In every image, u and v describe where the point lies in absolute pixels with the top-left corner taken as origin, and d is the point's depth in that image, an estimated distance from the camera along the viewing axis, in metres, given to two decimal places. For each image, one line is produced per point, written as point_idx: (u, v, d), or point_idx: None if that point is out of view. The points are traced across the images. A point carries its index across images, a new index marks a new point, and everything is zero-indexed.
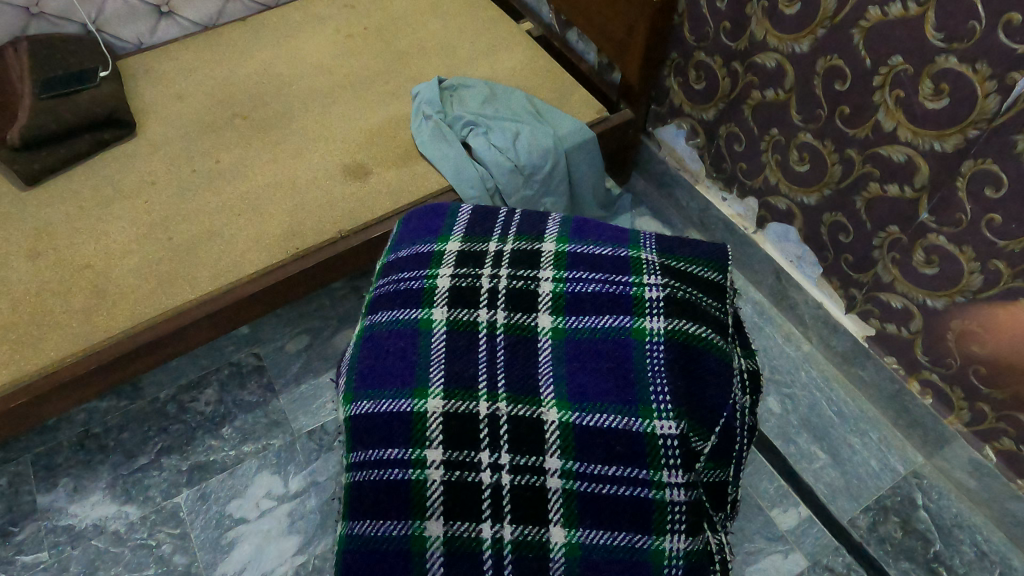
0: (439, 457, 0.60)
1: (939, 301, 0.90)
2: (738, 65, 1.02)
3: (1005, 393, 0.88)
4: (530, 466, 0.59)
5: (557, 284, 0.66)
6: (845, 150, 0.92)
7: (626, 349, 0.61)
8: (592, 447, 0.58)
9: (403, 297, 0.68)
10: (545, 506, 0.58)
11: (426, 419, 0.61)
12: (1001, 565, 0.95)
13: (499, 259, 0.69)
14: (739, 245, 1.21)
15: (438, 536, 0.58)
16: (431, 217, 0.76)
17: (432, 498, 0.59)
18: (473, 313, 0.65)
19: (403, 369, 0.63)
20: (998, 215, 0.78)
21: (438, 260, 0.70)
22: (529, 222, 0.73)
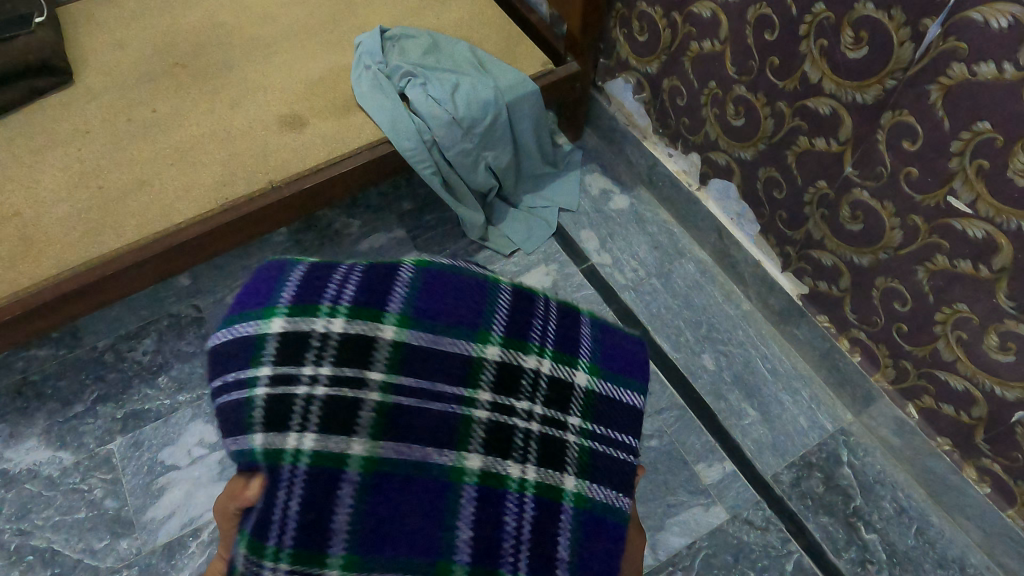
0: (336, 330, 0.49)
1: (864, 258, 0.90)
2: (677, 15, 1.00)
3: (926, 351, 0.88)
4: (307, 418, 0.47)
5: (529, 485, 0.51)
6: (776, 103, 0.91)
7: (422, 557, 0.47)
8: (317, 481, 0.46)
9: (525, 319, 0.54)
10: (279, 431, 0.47)
11: (373, 322, 0.49)
12: (919, 521, 0.96)
13: (547, 420, 0.53)
14: (684, 203, 1.20)
15: (273, 328, 0.48)
16: (622, 360, 0.58)
17: (304, 325, 0.49)
18: (485, 375, 0.52)
19: (435, 311, 0.51)
20: (915, 168, 0.77)
21: (556, 355, 0.55)
22: (611, 478, 0.54)
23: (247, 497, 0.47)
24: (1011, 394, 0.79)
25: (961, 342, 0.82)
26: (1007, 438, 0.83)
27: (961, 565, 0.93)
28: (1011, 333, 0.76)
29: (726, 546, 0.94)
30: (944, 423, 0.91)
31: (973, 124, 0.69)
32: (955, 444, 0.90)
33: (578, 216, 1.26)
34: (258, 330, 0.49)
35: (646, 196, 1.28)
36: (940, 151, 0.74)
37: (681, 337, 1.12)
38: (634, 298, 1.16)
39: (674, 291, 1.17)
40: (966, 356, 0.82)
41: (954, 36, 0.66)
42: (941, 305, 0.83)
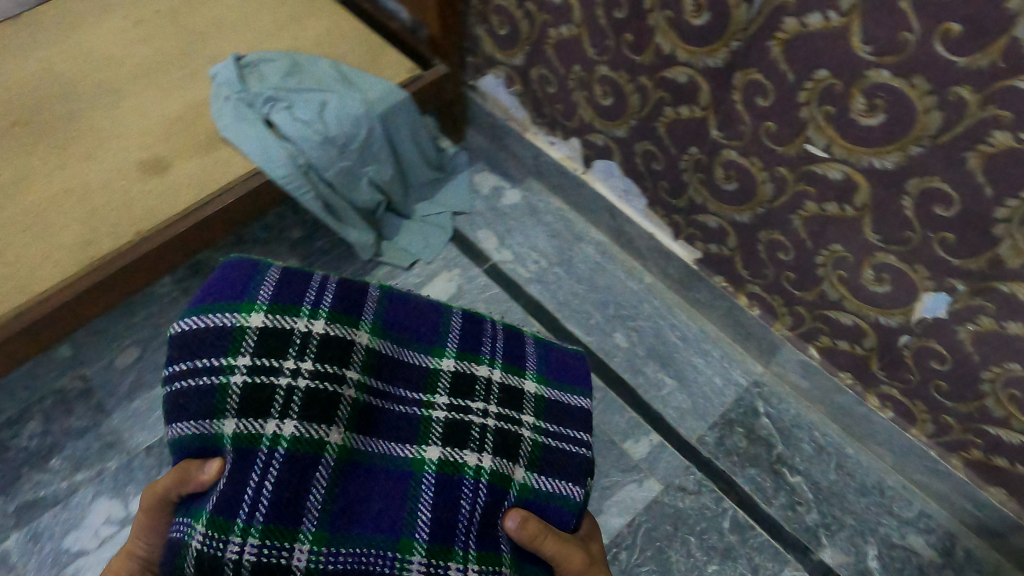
0: (317, 329, 0.57)
1: (744, 214, 0.93)
2: (530, 5, 1.00)
3: (814, 293, 0.91)
4: (278, 406, 0.53)
5: (484, 472, 0.59)
6: (637, 79, 0.92)
7: (386, 534, 0.54)
8: (291, 467, 0.52)
9: (474, 338, 0.66)
10: (263, 414, 0.53)
11: (349, 327, 0.58)
12: (838, 455, 1.00)
13: (503, 417, 0.63)
14: (573, 188, 1.21)
15: (253, 327, 0.55)
16: (567, 373, 0.71)
17: (288, 322, 0.56)
18: (444, 380, 0.63)
19: (400, 327, 0.63)
20: (772, 122, 0.80)
21: (505, 367, 0.67)
22: (563, 469, 0.63)
23: (205, 479, 0.52)
24: (894, 321, 0.84)
25: (843, 280, 0.86)
26: (899, 362, 0.87)
27: (881, 488, 0.98)
28: (883, 264, 0.80)
29: (665, 516, 0.95)
30: (843, 358, 0.95)
31: (814, 73, 0.72)
32: (856, 376, 0.95)
33: (473, 217, 1.25)
34: (236, 322, 0.55)
35: (537, 188, 1.28)
36: (790, 102, 0.76)
37: (592, 320, 1.13)
38: (540, 290, 1.16)
39: (578, 275, 1.17)
40: (850, 292, 0.86)
41: None
42: (819, 249, 0.86)
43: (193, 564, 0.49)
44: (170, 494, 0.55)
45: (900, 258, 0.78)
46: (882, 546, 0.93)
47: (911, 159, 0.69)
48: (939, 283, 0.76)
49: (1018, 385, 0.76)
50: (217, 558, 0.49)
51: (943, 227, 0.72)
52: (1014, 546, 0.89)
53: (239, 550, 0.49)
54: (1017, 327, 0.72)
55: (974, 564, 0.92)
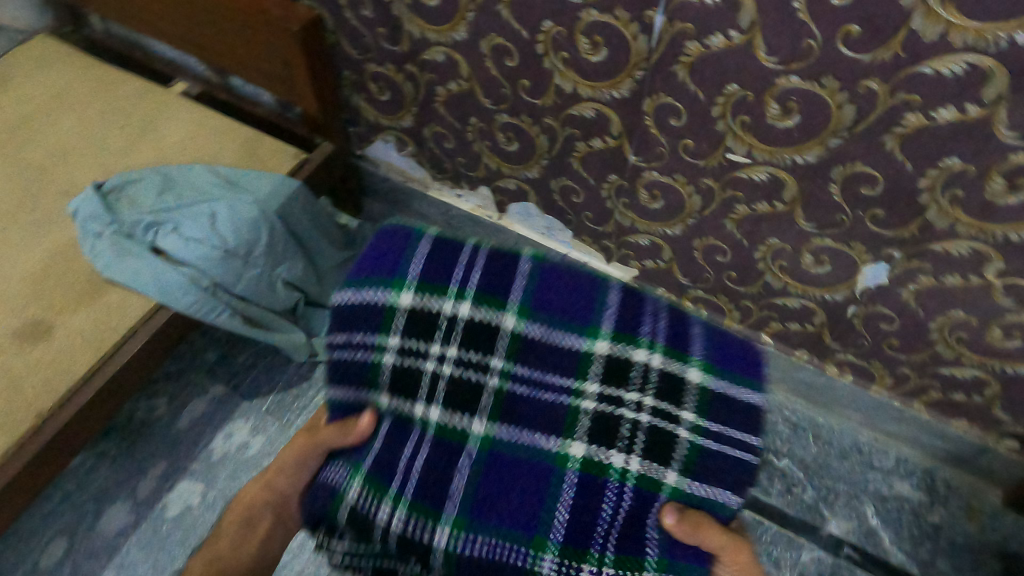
0: (466, 311, 0.62)
1: (675, 228, 0.94)
2: (411, 67, 0.97)
3: (757, 286, 0.94)
4: (422, 381, 0.62)
5: (630, 476, 0.60)
6: (542, 120, 0.91)
7: (520, 531, 0.58)
8: (439, 449, 0.61)
9: (632, 317, 0.63)
10: (416, 388, 0.62)
11: (495, 310, 0.62)
12: (811, 426, 1.05)
13: (660, 413, 0.61)
14: (490, 235, 1.18)
15: (404, 308, 0.62)
16: (739, 359, 0.64)
17: (437, 305, 0.62)
18: (594, 368, 0.62)
19: (550, 307, 0.63)
20: (690, 139, 0.81)
21: (665, 351, 0.63)
22: (722, 476, 0.60)
23: (362, 431, 0.62)
24: (839, 296, 0.88)
25: (784, 269, 0.90)
26: (850, 330, 0.92)
27: (857, 447, 1.03)
28: (820, 248, 0.83)
29: None
30: (796, 337, 0.99)
31: (724, 88, 0.73)
32: (811, 351, 0.99)
33: None
34: (386, 299, 0.62)
35: None
36: (704, 119, 0.78)
37: None
38: None
39: None
40: (793, 278, 0.90)
41: (679, 19, 0.69)
42: (756, 245, 0.89)
43: (346, 516, 0.59)
44: (326, 443, 0.63)
45: (836, 240, 0.81)
46: (876, 502, 0.98)
47: (831, 150, 0.72)
48: (876, 255, 0.80)
49: (964, 328, 0.82)
50: (370, 518, 0.59)
51: (871, 205, 0.75)
52: (984, 466, 0.96)
53: (388, 516, 0.59)
54: (955, 279, 0.77)
55: (955, 493, 0.98)
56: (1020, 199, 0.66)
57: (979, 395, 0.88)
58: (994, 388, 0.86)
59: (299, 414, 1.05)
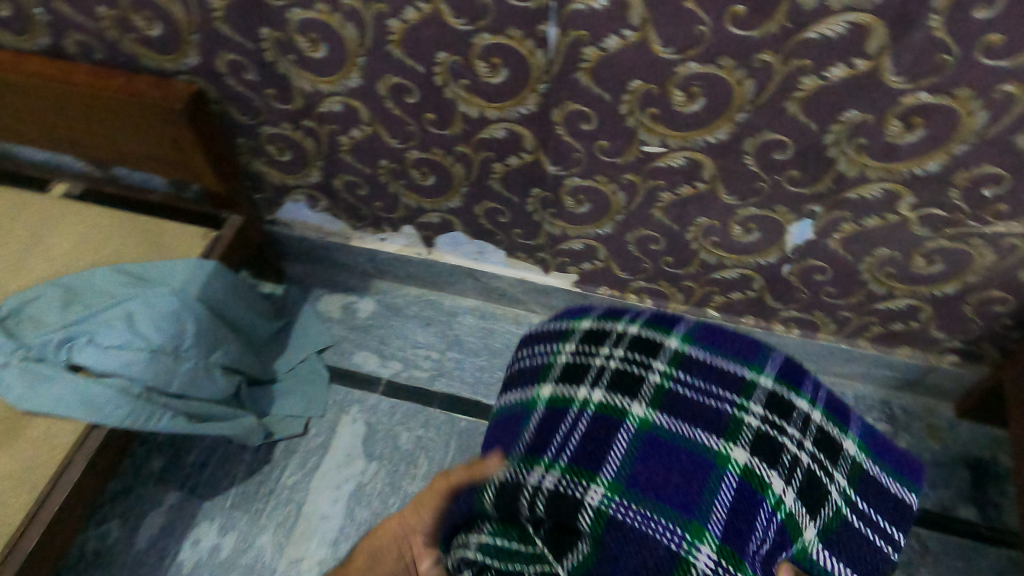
0: (635, 331, 0.63)
1: (606, 227, 0.95)
2: (309, 122, 0.94)
3: (694, 265, 0.97)
4: (585, 379, 0.59)
5: (784, 507, 0.51)
6: (454, 149, 0.91)
7: (677, 513, 0.49)
8: (598, 421, 0.55)
9: (808, 380, 0.60)
10: (583, 378, 0.59)
11: (665, 332, 0.62)
12: None
13: (818, 458, 0.54)
14: (423, 272, 1.16)
15: (582, 328, 0.65)
16: (896, 460, 0.57)
17: (613, 329, 0.64)
18: (758, 391, 0.57)
19: (714, 339, 0.61)
20: (604, 140, 0.82)
21: (826, 413, 0.58)
22: (858, 562, 0.51)
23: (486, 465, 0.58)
24: (772, 258, 0.92)
25: (716, 244, 0.92)
26: (788, 288, 0.96)
27: None
28: (747, 217, 0.86)
29: None
30: (740, 305, 1.02)
31: (628, 85, 0.75)
32: (756, 315, 1.02)
33: (340, 346, 1.15)
34: (569, 325, 0.67)
35: (386, 286, 1.21)
36: (615, 118, 0.79)
37: None
38: (448, 382, 1.10)
39: (473, 349, 1.13)
40: (726, 251, 0.93)
41: (572, 28, 0.70)
42: (686, 227, 0.91)
43: (492, 491, 0.53)
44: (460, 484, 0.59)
45: (760, 207, 0.84)
46: None
47: (739, 125, 0.75)
48: (799, 213, 0.84)
49: (891, 263, 0.86)
50: (520, 483, 0.52)
51: (786, 168, 0.79)
52: (933, 385, 1.02)
53: (540, 479, 0.52)
54: (873, 220, 0.81)
55: (913, 416, 1.04)
56: (917, 136, 0.70)
57: (915, 320, 0.94)
58: (927, 311, 0.92)
59: (268, 501, 0.99)
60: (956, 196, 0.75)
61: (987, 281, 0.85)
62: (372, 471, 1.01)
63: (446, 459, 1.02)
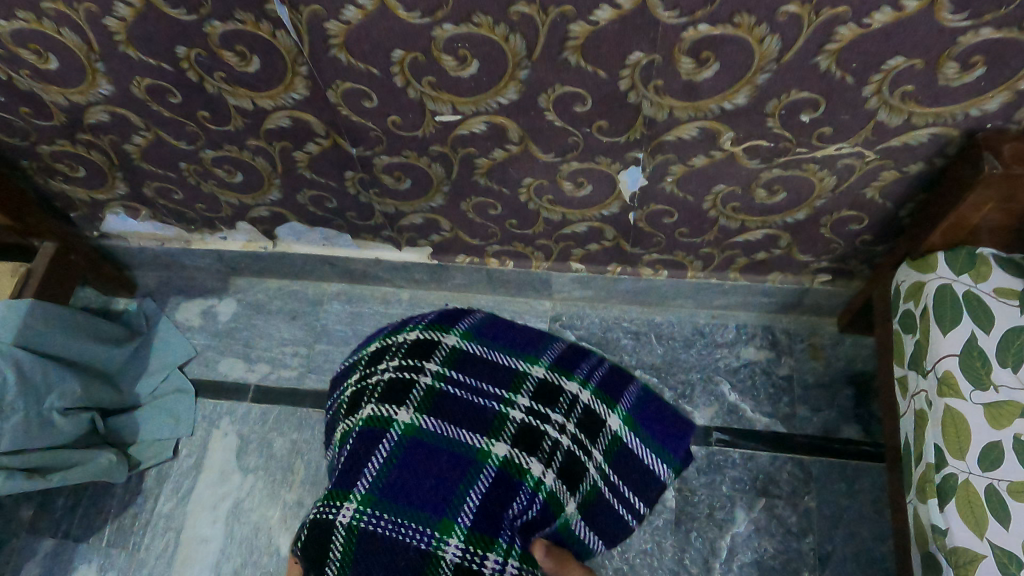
0: (436, 363, 0.84)
1: (437, 198, 0.87)
2: (84, 135, 0.83)
3: (541, 224, 0.90)
4: (405, 394, 0.79)
5: (540, 483, 0.79)
6: (247, 144, 0.81)
7: (437, 515, 0.73)
8: (409, 445, 0.76)
9: (593, 369, 0.94)
10: (413, 395, 0.79)
11: (450, 362, 0.85)
12: (654, 329, 1.03)
13: (546, 417, 0.84)
14: (276, 264, 1.07)
15: (399, 360, 0.83)
16: (660, 421, 0.92)
17: (427, 356, 0.84)
18: (566, 398, 0.88)
19: (505, 345, 0.91)
20: (395, 115, 0.73)
21: (598, 390, 0.92)
22: (603, 517, 0.86)
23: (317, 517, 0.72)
24: (614, 209, 0.84)
25: (553, 202, 0.85)
26: (642, 233, 0.89)
27: (699, 331, 1.02)
28: (573, 172, 0.78)
29: None
30: (602, 255, 0.95)
31: (391, 56, 0.65)
32: (621, 262, 0.96)
33: (204, 356, 1.08)
34: (398, 348, 0.85)
35: (245, 282, 1.13)
36: (394, 91, 0.70)
37: None
38: (319, 378, 1.04)
39: (343, 338, 1.07)
40: (566, 207, 0.85)
41: (302, 3, 0.60)
42: (516, 189, 0.83)
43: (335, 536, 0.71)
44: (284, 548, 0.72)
45: (582, 161, 0.77)
46: (730, 377, 0.98)
47: (526, 83, 0.66)
48: (624, 161, 0.76)
49: (734, 197, 0.79)
50: (332, 521, 0.72)
51: (593, 120, 0.70)
52: (814, 304, 0.98)
53: (344, 515, 0.72)
54: (701, 159, 0.74)
55: (797, 338, 1.00)
56: (713, 71, 0.62)
57: (777, 248, 0.88)
58: (785, 238, 0.86)
59: (145, 533, 0.96)
60: (775, 125, 0.68)
61: (835, 203, 0.78)
62: (248, 485, 0.97)
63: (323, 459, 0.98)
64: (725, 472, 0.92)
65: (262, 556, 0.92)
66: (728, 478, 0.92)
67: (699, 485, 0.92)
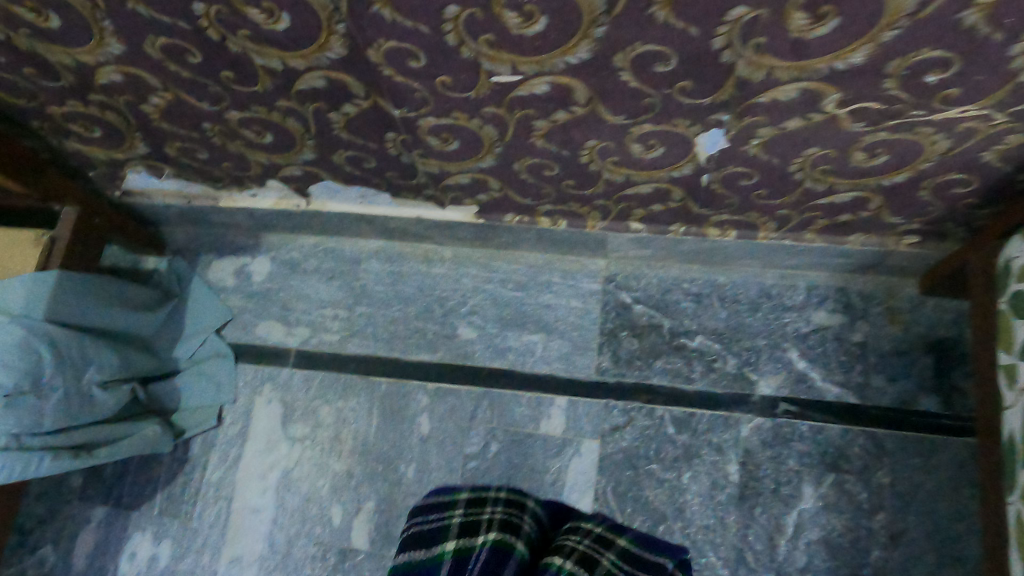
0: (496, 509, 0.83)
1: (487, 160, 0.79)
2: (96, 95, 0.75)
3: (602, 185, 0.81)
4: (462, 531, 0.79)
5: (574, 574, 0.71)
6: (276, 105, 0.72)
7: None
8: (494, 554, 0.73)
9: (625, 525, 0.85)
10: (475, 526, 0.79)
11: (517, 515, 0.82)
12: (716, 291, 0.95)
13: (595, 547, 0.77)
14: (310, 222, 1.00)
15: (461, 491, 0.88)
16: (669, 542, 0.80)
17: (487, 498, 0.86)
18: (584, 527, 0.81)
19: (558, 505, 0.87)
20: (444, 76, 0.64)
21: (616, 529, 0.82)
22: None
23: None
24: (687, 170, 0.76)
25: (618, 164, 0.76)
26: (714, 195, 0.80)
27: (766, 293, 0.94)
28: (644, 134, 0.69)
29: (621, 463, 0.90)
30: (665, 215, 0.87)
31: (443, 13, 0.55)
32: (686, 222, 0.88)
33: (242, 319, 1.04)
34: (440, 499, 0.87)
35: (277, 240, 1.06)
36: (444, 50, 0.60)
37: (429, 335, 0.99)
38: (361, 344, 1.00)
39: (384, 300, 1.01)
40: (632, 168, 0.76)
41: None
42: (578, 151, 0.74)
43: None
44: None
45: (656, 123, 0.67)
46: (799, 343, 0.92)
47: (601, 41, 0.56)
48: (705, 124, 0.67)
49: (827, 160, 0.70)
50: None
51: (675, 80, 0.61)
52: (896, 266, 0.89)
53: None
54: (796, 121, 0.64)
55: (874, 301, 0.92)
56: (831, 28, 0.52)
57: (865, 210, 0.79)
58: (877, 200, 0.77)
59: (196, 502, 0.95)
60: (892, 87, 0.58)
61: (944, 166, 0.69)
62: (296, 454, 0.95)
63: (370, 430, 0.95)
64: (792, 446, 0.88)
65: (316, 525, 0.92)
66: (795, 452, 0.88)
67: (764, 459, 0.88)
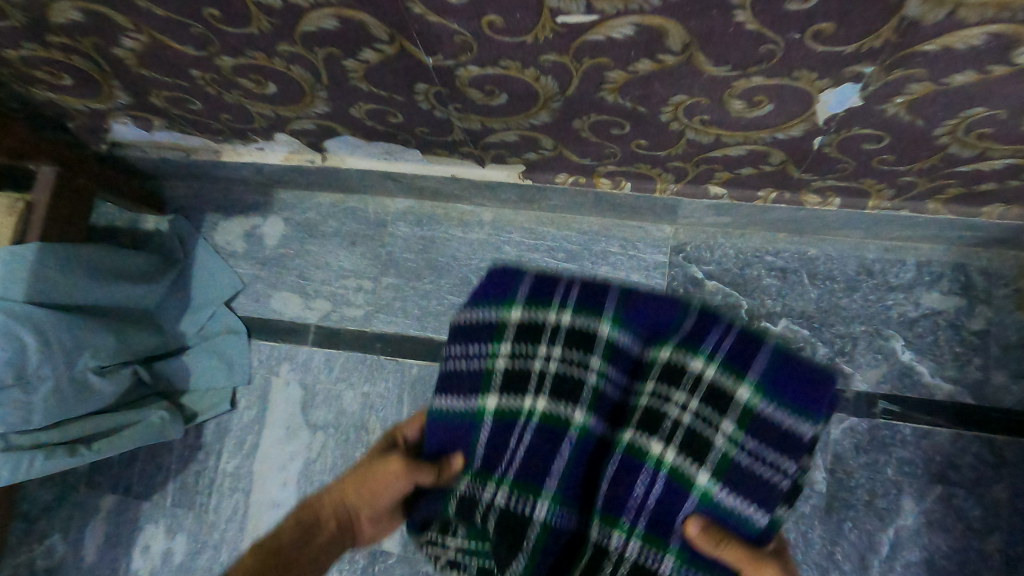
0: (551, 350, 0.60)
1: (541, 116, 0.63)
2: (56, 37, 0.61)
3: (682, 146, 0.65)
4: (500, 379, 0.61)
5: (663, 464, 0.56)
6: (277, 50, 0.57)
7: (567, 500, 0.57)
8: (540, 435, 0.58)
9: (737, 350, 0.57)
10: (515, 371, 0.60)
11: (584, 351, 0.60)
12: (806, 266, 0.81)
13: (698, 405, 0.57)
14: (327, 179, 0.86)
15: (518, 310, 0.63)
16: (798, 380, 0.55)
17: (538, 321, 0.62)
18: (686, 373, 0.58)
19: (643, 319, 0.60)
20: (493, 14, 0.48)
21: (722, 364, 0.57)
22: (751, 490, 0.54)
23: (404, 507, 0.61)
24: (796, 132, 0.59)
25: (708, 123, 0.60)
26: (823, 159, 0.64)
27: (866, 270, 0.79)
28: (750, 91, 0.53)
29: None
30: (755, 180, 0.71)
31: None
32: (779, 187, 0.72)
33: (254, 289, 0.93)
34: (491, 316, 0.64)
35: (290, 197, 0.92)
36: None
37: None
38: (389, 319, 0.88)
39: (414, 269, 0.88)
40: (725, 129, 0.60)
41: None
42: (658, 108, 0.59)
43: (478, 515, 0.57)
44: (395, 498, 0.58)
45: (770, 76, 0.51)
46: (905, 330, 0.77)
47: None
48: (837, 78, 0.50)
49: (989, 123, 0.54)
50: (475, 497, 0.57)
51: (812, 22, 0.44)
52: None
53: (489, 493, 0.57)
54: (966, 76, 0.48)
55: (1000, 281, 0.77)
56: None
57: (1016, 179, 0.63)
58: None
59: (211, 494, 0.86)
60: None
61: None
62: (319, 444, 0.85)
63: (401, 419, 0.84)
64: (892, 452, 0.75)
65: None
66: (895, 459, 0.75)
67: (858, 467, 0.75)
